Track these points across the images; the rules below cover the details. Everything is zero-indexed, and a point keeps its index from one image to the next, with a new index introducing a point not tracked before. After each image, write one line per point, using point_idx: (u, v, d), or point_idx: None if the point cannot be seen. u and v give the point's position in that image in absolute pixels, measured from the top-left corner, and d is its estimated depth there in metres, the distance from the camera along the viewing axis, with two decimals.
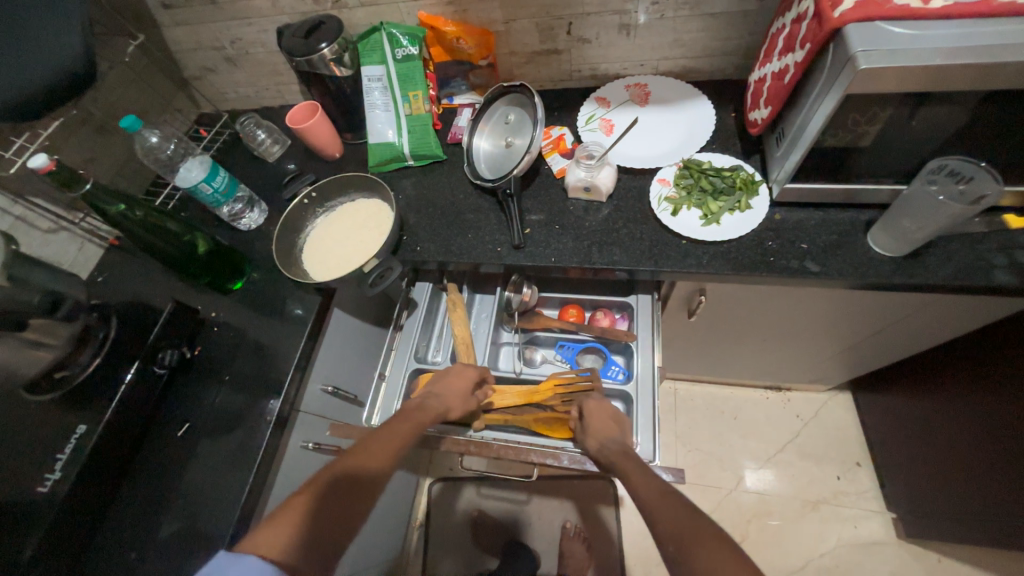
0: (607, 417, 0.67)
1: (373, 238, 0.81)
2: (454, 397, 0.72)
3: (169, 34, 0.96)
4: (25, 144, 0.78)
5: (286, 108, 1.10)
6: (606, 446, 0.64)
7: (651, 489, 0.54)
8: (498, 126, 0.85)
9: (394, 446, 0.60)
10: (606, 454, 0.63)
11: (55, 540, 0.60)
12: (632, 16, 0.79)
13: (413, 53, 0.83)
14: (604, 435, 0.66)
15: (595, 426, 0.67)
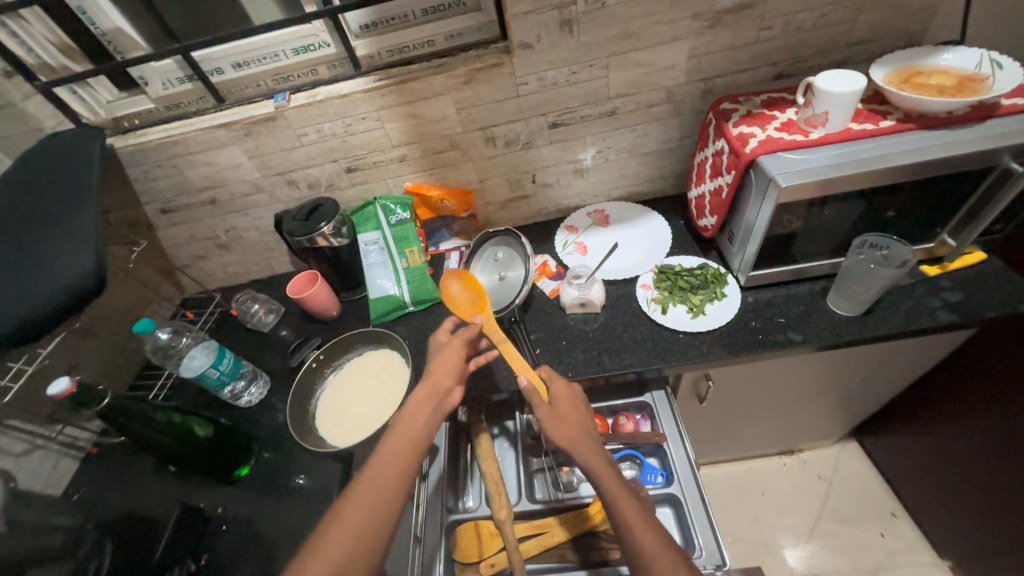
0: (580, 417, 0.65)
1: (391, 391, 0.82)
2: (440, 368, 0.67)
3: (164, 234, 1.02)
4: (21, 367, 0.75)
5: (276, 278, 1.15)
6: (588, 458, 0.60)
7: (639, 520, 0.54)
8: (489, 263, 0.95)
9: (362, 488, 0.55)
10: (588, 461, 0.60)
11: None
12: (582, 163, 0.97)
13: (405, 216, 0.95)
14: (572, 434, 0.62)
15: (558, 429, 0.63)
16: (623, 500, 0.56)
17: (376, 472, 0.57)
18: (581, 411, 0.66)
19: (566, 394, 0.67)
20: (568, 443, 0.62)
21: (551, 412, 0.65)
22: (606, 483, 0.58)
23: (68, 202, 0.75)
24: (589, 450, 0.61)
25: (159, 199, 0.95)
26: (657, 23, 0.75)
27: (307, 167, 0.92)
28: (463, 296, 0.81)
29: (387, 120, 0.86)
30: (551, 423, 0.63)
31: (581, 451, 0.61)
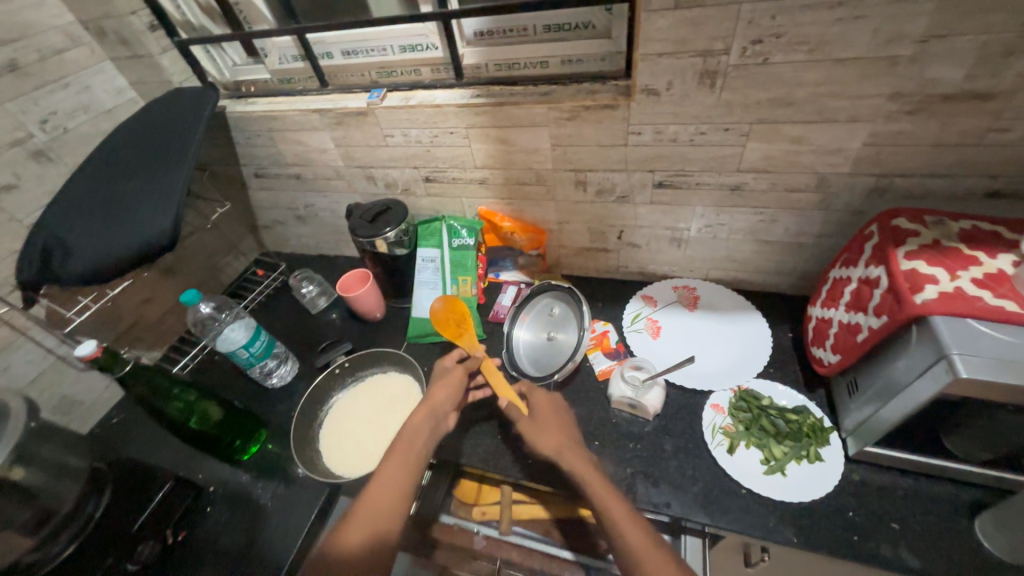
0: (554, 414, 0.67)
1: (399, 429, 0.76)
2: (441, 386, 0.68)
3: (253, 195, 1.07)
4: (87, 302, 0.82)
5: (340, 259, 1.16)
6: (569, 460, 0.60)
7: (632, 525, 0.52)
8: (541, 317, 0.84)
9: (376, 489, 0.56)
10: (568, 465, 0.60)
11: None
12: (683, 233, 0.81)
13: (469, 243, 0.87)
14: (555, 441, 0.62)
15: (543, 438, 0.63)
16: (619, 513, 0.53)
17: (382, 484, 0.57)
18: (562, 419, 0.67)
19: (547, 404, 0.69)
20: (552, 445, 0.62)
21: (536, 421, 0.66)
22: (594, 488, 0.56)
23: (165, 158, 0.77)
24: (574, 456, 0.61)
25: (254, 164, 0.98)
26: (834, 95, 0.57)
27: (387, 167, 0.89)
28: (445, 321, 0.79)
29: (474, 140, 0.78)
30: (534, 431, 0.64)
31: (566, 456, 0.61)
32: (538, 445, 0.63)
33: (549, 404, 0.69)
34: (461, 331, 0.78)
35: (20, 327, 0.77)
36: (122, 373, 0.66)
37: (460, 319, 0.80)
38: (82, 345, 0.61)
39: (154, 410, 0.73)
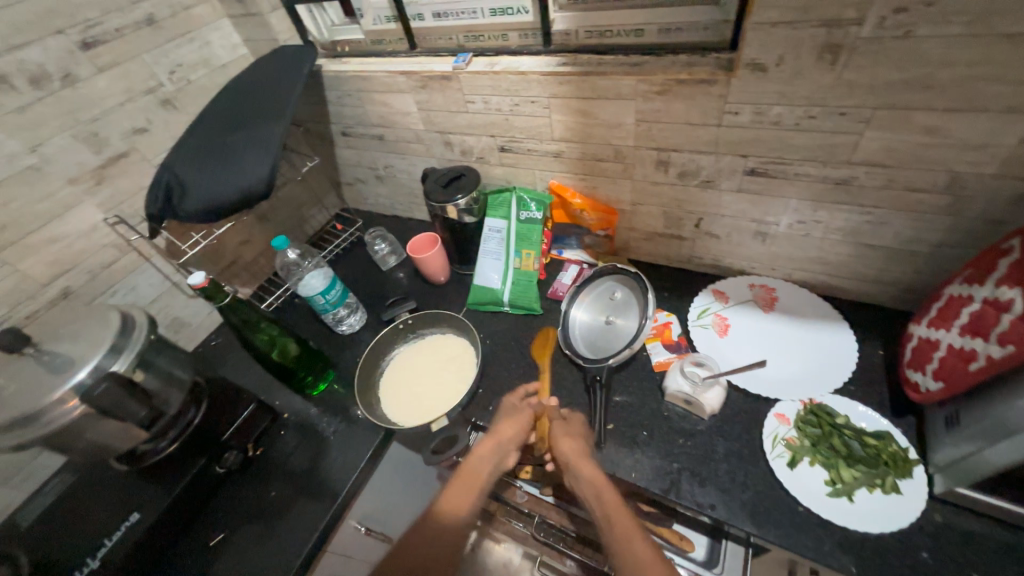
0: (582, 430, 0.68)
1: (452, 389, 0.79)
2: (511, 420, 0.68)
3: (339, 153, 1.13)
4: (198, 239, 0.94)
5: (412, 221, 1.20)
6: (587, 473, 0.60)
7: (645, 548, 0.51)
8: (602, 300, 0.82)
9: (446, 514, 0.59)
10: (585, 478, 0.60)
11: None
12: (771, 227, 0.74)
13: (536, 217, 0.87)
14: (574, 449, 0.64)
15: (566, 443, 0.65)
16: (632, 536, 0.52)
17: (448, 510, 0.59)
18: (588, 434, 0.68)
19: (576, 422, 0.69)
20: (572, 453, 0.63)
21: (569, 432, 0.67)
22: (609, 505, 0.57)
23: (266, 112, 0.84)
24: (590, 464, 0.62)
25: (342, 123, 1.03)
26: (991, 79, 0.48)
27: (465, 134, 0.89)
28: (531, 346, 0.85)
29: (555, 110, 0.76)
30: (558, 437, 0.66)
31: (583, 465, 0.61)
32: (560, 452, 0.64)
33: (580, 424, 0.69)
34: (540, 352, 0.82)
35: (145, 253, 0.89)
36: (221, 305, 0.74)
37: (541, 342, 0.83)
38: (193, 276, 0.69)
39: (244, 340, 0.80)
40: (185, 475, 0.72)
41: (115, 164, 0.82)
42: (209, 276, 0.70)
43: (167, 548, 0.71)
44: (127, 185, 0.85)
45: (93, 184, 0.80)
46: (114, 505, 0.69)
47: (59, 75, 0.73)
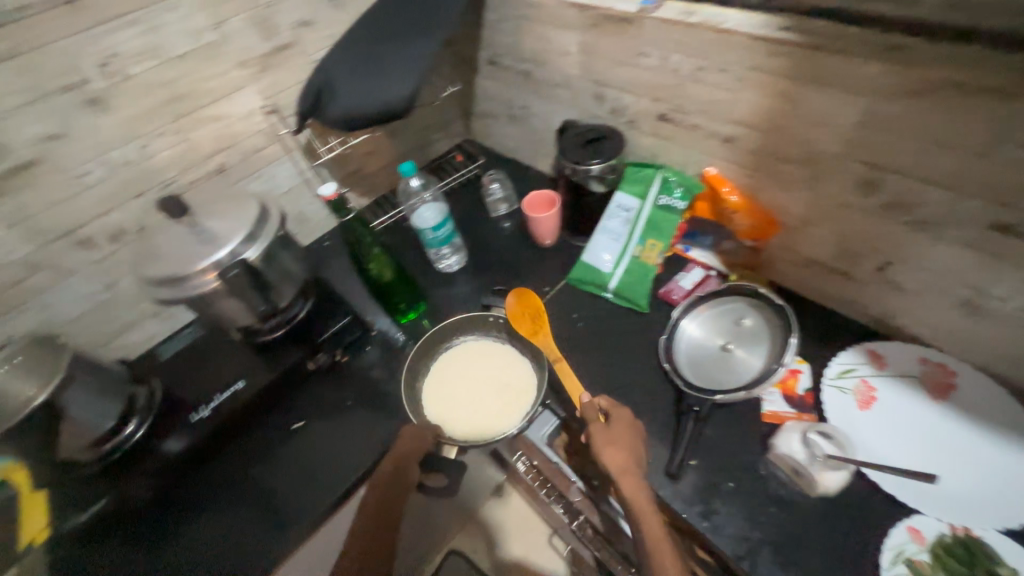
0: (629, 429, 0.63)
1: (490, 422, 0.74)
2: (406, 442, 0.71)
3: (479, 82, 1.07)
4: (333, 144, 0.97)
5: (531, 171, 1.13)
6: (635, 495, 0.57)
7: None
8: (723, 321, 0.71)
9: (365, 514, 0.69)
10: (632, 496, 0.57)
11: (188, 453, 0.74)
12: (992, 302, 0.56)
13: (677, 206, 0.75)
14: (624, 461, 0.59)
15: (611, 454, 0.60)
16: None
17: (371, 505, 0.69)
18: (637, 440, 0.62)
19: (624, 423, 0.64)
20: (619, 468, 0.59)
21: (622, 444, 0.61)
22: (662, 559, 0.53)
23: (422, 26, 0.79)
24: (635, 489, 0.58)
25: (491, 49, 0.96)
26: None
27: (622, 91, 0.78)
28: (520, 318, 0.79)
29: (748, 85, 0.61)
30: (604, 447, 0.60)
31: (627, 481, 0.58)
32: (603, 458, 0.60)
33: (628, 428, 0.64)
34: (537, 328, 0.77)
35: (287, 147, 0.94)
36: (344, 219, 0.76)
37: (535, 313, 0.78)
38: (325, 187, 0.71)
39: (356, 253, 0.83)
40: (282, 364, 0.80)
41: (279, 54, 0.84)
42: (339, 190, 0.72)
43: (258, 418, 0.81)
44: (285, 77, 0.87)
45: (258, 71, 0.83)
46: (228, 368, 0.80)
47: None
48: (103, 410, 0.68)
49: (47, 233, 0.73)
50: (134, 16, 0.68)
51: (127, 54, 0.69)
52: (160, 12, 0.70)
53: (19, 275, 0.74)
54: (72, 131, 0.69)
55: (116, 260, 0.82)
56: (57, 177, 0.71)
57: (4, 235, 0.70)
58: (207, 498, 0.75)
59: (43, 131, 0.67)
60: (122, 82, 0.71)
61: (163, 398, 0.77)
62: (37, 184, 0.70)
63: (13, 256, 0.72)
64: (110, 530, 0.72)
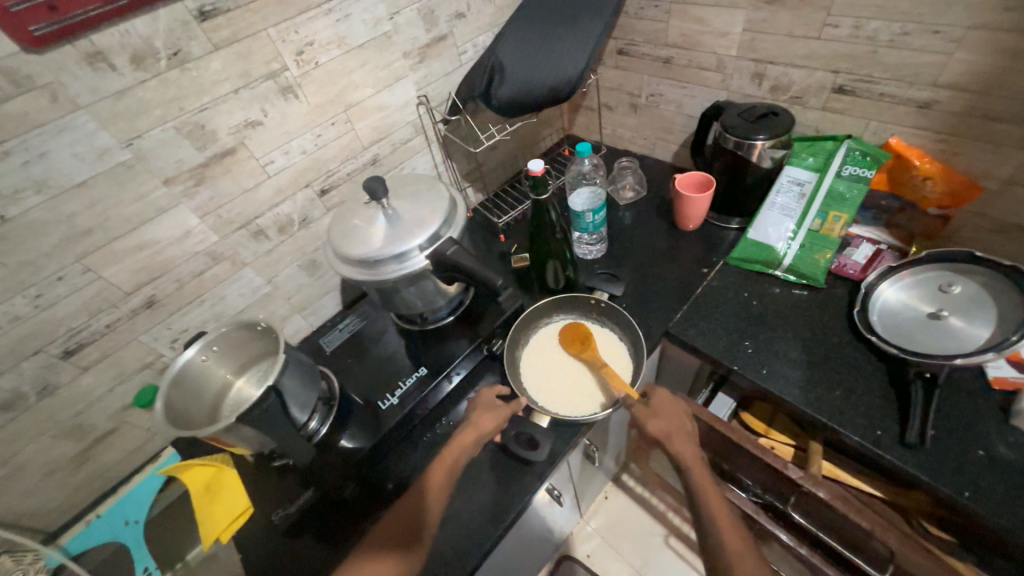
0: (671, 403, 0.70)
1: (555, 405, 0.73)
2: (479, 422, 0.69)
3: (601, 73, 1.07)
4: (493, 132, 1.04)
5: (648, 160, 1.13)
6: (681, 451, 0.66)
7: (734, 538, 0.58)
8: (925, 287, 0.70)
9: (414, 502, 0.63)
10: (679, 454, 0.66)
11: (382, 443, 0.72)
12: None
13: (866, 175, 0.73)
14: (665, 427, 0.67)
15: (655, 422, 0.68)
16: (735, 543, 0.57)
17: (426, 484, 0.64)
18: (678, 413, 0.70)
19: (667, 397, 0.72)
20: (662, 431, 0.67)
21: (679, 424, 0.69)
22: (712, 508, 0.61)
23: (587, 11, 0.80)
24: (682, 446, 0.66)
25: (626, 37, 0.96)
26: None
27: (791, 66, 0.78)
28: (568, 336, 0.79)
29: (965, 45, 0.61)
30: (647, 415, 0.68)
31: (673, 442, 0.66)
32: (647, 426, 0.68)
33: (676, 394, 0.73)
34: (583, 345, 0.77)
35: (429, 140, 0.95)
36: (539, 200, 0.73)
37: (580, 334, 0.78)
38: (532, 163, 0.69)
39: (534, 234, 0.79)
40: (456, 352, 0.80)
41: (435, 46, 0.85)
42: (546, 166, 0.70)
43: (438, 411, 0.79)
44: (436, 68, 0.88)
45: (417, 61, 0.84)
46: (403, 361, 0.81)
47: None
48: (303, 404, 0.68)
49: (232, 223, 0.74)
50: (329, 5, 0.69)
51: (320, 43, 0.70)
52: (351, 2, 0.71)
53: (202, 266, 0.73)
54: (266, 119, 0.70)
55: (280, 252, 0.82)
56: (248, 165, 0.71)
57: (198, 224, 0.70)
58: (395, 491, 0.71)
59: (244, 119, 0.68)
60: (312, 70, 0.71)
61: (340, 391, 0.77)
62: (232, 172, 0.70)
63: (202, 245, 0.72)
64: (305, 525, 0.70)
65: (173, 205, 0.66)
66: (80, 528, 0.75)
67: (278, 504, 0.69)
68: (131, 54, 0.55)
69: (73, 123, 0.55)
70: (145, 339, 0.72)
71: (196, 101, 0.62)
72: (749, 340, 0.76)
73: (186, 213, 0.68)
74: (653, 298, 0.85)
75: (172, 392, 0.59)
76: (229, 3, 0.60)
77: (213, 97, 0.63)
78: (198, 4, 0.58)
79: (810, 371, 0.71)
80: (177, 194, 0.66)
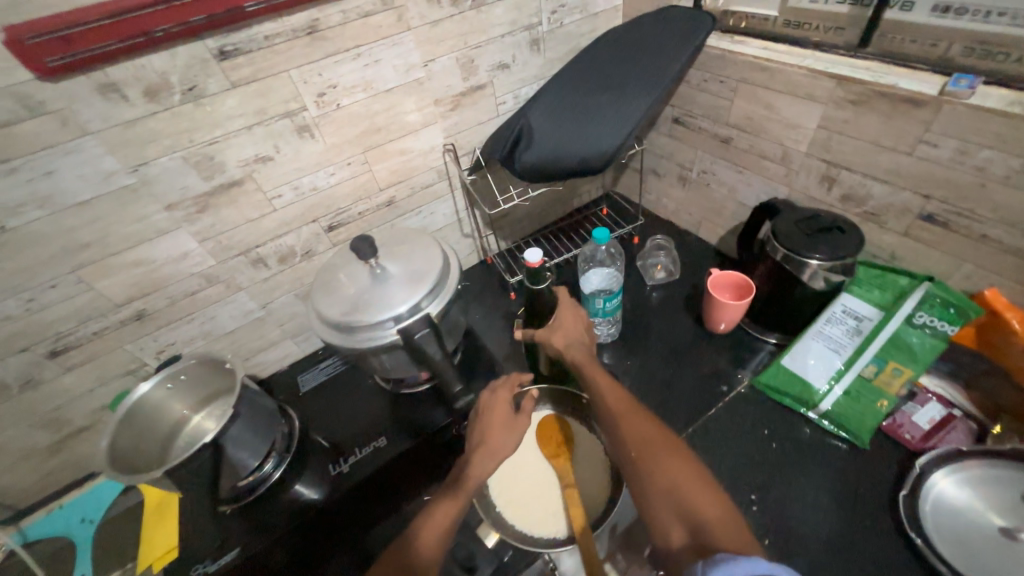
0: (568, 309, 0.72)
1: (527, 518, 0.64)
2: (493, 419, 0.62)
3: (653, 138, 0.98)
4: (511, 195, 0.97)
5: (691, 238, 1.02)
6: (569, 350, 0.67)
7: (641, 436, 0.53)
8: (998, 494, 0.55)
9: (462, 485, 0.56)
10: (573, 355, 0.66)
11: (322, 513, 0.67)
12: None
13: (944, 331, 0.61)
14: (562, 341, 0.69)
15: (556, 338, 0.70)
16: (651, 444, 0.52)
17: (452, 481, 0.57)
18: (573, 315, 0.72)
19: (567, 308, 0.73)
20: (557, 341, 0.69)
21: (548, 327, 0.71)
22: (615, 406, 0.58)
23: (636, 83, 0.73)
24: (580, 351, 0.67)
25: (684, 107, 0.87)
26: None
27: (870, 178, 0.65)
28: (552, 435, 0.71)
29: None
30: (546, 334, 0.70)
31: (571, 350, 0.67)
32: (552, 343, 0.70)
33: (573, 314, 0.72)
34: (563, 450, 0.69)
35: (452, 185, 0.91)
36: (536, 284, 0.73)
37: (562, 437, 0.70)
38: (529, 252, 0.70)
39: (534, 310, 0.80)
40: (425, 422, 0.74)
41: (471, 95, 0.81)
42: (543, 257, 0.69)
43: (392, 486, 0.73)
44: (470, 117, 0.84)
45: (448, 109, 0.80)
46: (371, 419, 0.76)
47: None
48: (254, 449, 0.64)
49: (231, 250, 0.73)
50: (360, 50, 0.67)
51: (344, 86, 0.68)
52: (383, 48, 0.68)
53: (196, 286, 0.74)
54: (278, 155, 0.69)
55: (278, 280, 0.82)
56: (254, 197, 0.70)
57: (196, 248, 0.70)
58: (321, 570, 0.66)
59: (255, 153, 0.67)
60: (332, 112, 0.69)
61: (302, 433, 0.74)
62: (237, 203, 0.69)
63: (198, 268, 0.72)
64: None
65: (172, 230, 0.66)
66: (43, 515, 0.79)
67: (201, 557, 0.64)
68: (145, 87, 0.55)
69: (81, 146, 0.55)
70: (131, 347, 0.73)
71: (206, 134, 0.62)
72: (756, 492, 0.64)
73: (185, 237, 0.68)
74: (656, 408, 0.75)
75: (120, 430, 0.58)
76: (252, 44, 0.59)
77: (225, 131, 0.63)
78: (219, 44, 0.57)
79: (829, 558, 0.57)
80: (178, 219, 0.66)
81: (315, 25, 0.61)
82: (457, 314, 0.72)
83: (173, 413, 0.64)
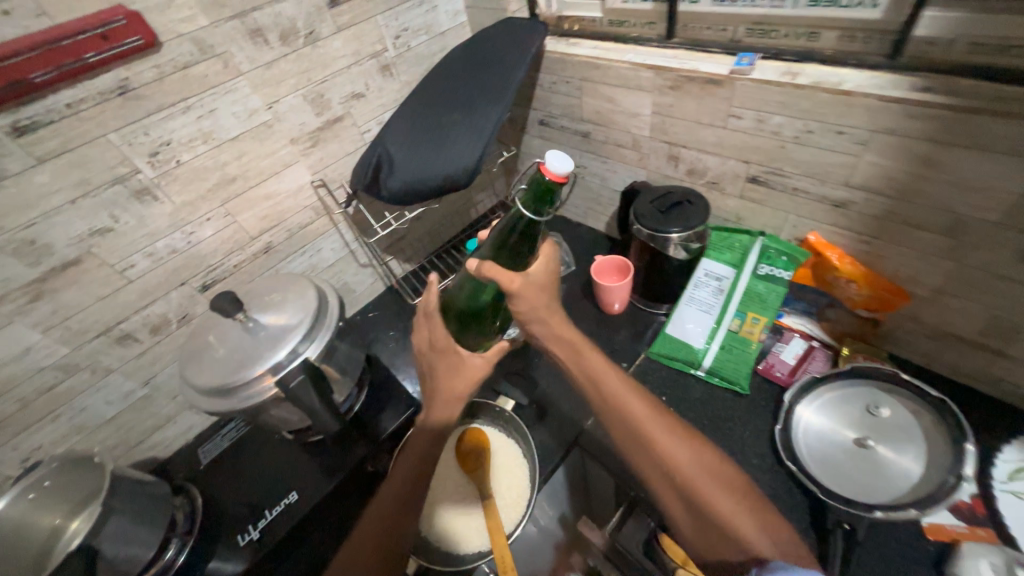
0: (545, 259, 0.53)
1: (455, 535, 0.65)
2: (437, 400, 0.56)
3: (527, 142, 1.02)
4: (389, 219, 0.95)
5: (582, 228, 1.07)
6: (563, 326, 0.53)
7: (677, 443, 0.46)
8: (848, 409, 0.62)
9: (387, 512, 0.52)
10: (568, 333, 0.53)
11: None
12: None
13: (782, 277, 0.69)
14: (549, 312, 0.52)
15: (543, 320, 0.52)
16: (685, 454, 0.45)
17: (376, 515, 0.53)
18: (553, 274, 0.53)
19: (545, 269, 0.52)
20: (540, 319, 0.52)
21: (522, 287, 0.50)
22: (626, 407, 0.48)
23: (484, 95, 0.76)
24: (564, 323, 0.53)
25: (545, 110, 0.91)
26: None
27: (703, 152, 0.71)
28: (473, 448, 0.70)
29: (874, 148, 0.54)
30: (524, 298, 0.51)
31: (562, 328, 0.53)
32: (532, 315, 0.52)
33: (547, 258, 0.53)
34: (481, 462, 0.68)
35: (335, 220, 0.89)
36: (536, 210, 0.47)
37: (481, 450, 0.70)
38: (551, 157, 0.43)
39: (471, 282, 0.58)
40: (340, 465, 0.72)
41: (330, 129, 0.80)
42: (571, 176, 0.44)
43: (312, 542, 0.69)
44: (335, 150, 0.83)
45: (309, 146, 0.79)
46: (278, 475, 0.72)
47: (305, 31, 0.71)
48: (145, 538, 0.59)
49: (86, 333, 0.67)
50: (188, 102, 0.64)
51: (180, 142, 0.65)
52: (216, 96, 0.66)
53: (53, 380, 0.67)
54: (119, 224, 0.64)
55: (156, 354, 0.76)
56: (101, 273, 0.65)
57: (40, 339, 0.64)
58: None
59: (89, 228, 0.62)
60: (173, 169, 0.66)
61: (203, 510, 0.69)
62: (80, 282, 0.64)
63: (50, 360, 0.65)
64: None
65: (3, 326, 0.60)
66: None
67: None
68: None
69: None
70: None
71: (19, 217, 0.56)
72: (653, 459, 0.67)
73: (22, 331, 0.62)
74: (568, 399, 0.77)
75: None
76: (52, 114, 0.55)
77: (44, 210, 0.58)
78: (10, 120, 0.52)
79: None
80: (8, 314, 0.60)
81: (126, 84, 0.58)
82: (349, 350, 0.70)
83: (41, 526, 0.58)
